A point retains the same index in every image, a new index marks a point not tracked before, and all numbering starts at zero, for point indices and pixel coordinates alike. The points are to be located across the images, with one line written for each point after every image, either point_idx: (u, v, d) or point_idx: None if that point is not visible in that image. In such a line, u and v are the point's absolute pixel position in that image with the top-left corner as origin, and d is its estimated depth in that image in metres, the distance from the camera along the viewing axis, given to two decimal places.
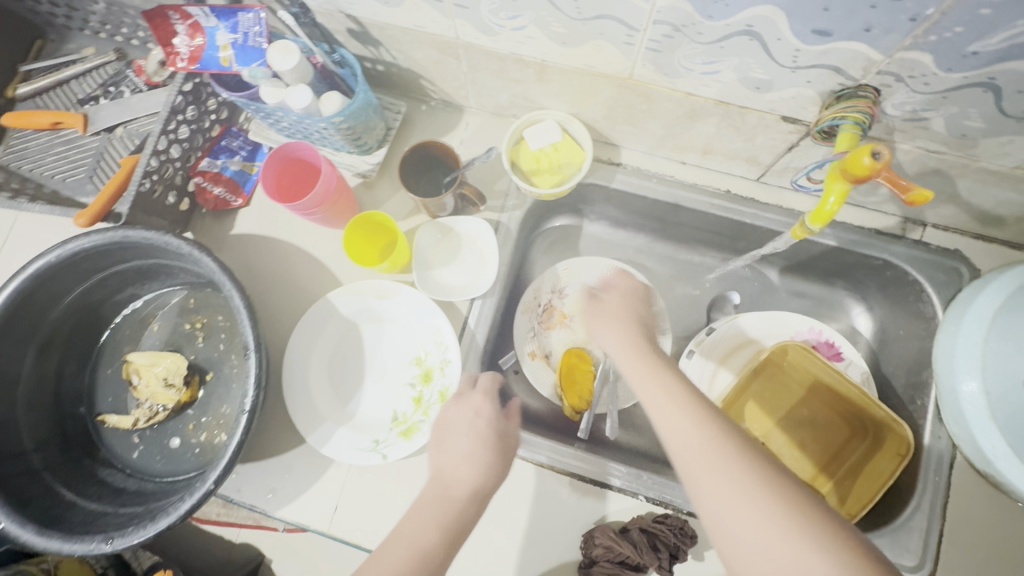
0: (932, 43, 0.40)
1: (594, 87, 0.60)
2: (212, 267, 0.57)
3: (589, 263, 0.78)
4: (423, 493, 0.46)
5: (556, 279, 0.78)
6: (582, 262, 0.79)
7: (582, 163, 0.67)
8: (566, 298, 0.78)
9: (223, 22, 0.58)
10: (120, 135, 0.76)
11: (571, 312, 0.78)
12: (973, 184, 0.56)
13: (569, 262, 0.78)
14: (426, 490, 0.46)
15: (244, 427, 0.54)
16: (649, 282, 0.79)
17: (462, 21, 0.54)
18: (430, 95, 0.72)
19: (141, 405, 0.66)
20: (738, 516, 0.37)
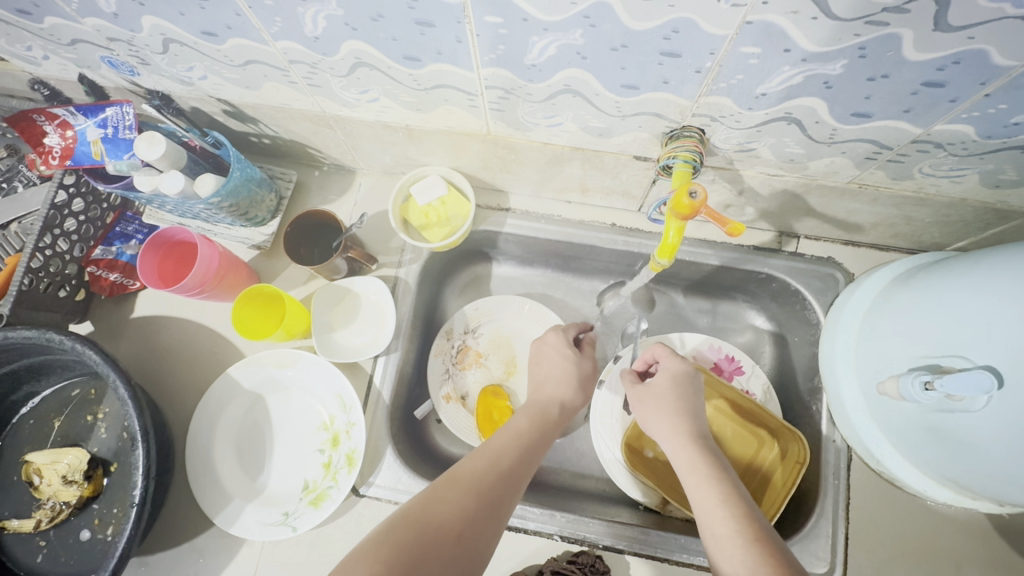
0: (725, 89, 0.43)
1: (463, 144, 0.62)
2: (96, 360, 0.57)
3: (499, 302, 0.79)
4: (427, 509, 0.43)
5: (467, 320, 0.79)
6: (492, 303, 0.79)
7: (468, 214, 0.69)
8: (479, 337, 0.79)
9: (91, 119, 0.59)
10: (14, 231, 0.75)
11: (485, 350, 0.79)
12: (821, 199, 0.59)
13: (483, 302, 0.79)
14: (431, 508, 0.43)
15: (134, 520, 0.54)
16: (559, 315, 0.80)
17: (321, 98, 0.57)
18: (321, 161, 0.74)
19: (43, 505, 0.64)
20: None
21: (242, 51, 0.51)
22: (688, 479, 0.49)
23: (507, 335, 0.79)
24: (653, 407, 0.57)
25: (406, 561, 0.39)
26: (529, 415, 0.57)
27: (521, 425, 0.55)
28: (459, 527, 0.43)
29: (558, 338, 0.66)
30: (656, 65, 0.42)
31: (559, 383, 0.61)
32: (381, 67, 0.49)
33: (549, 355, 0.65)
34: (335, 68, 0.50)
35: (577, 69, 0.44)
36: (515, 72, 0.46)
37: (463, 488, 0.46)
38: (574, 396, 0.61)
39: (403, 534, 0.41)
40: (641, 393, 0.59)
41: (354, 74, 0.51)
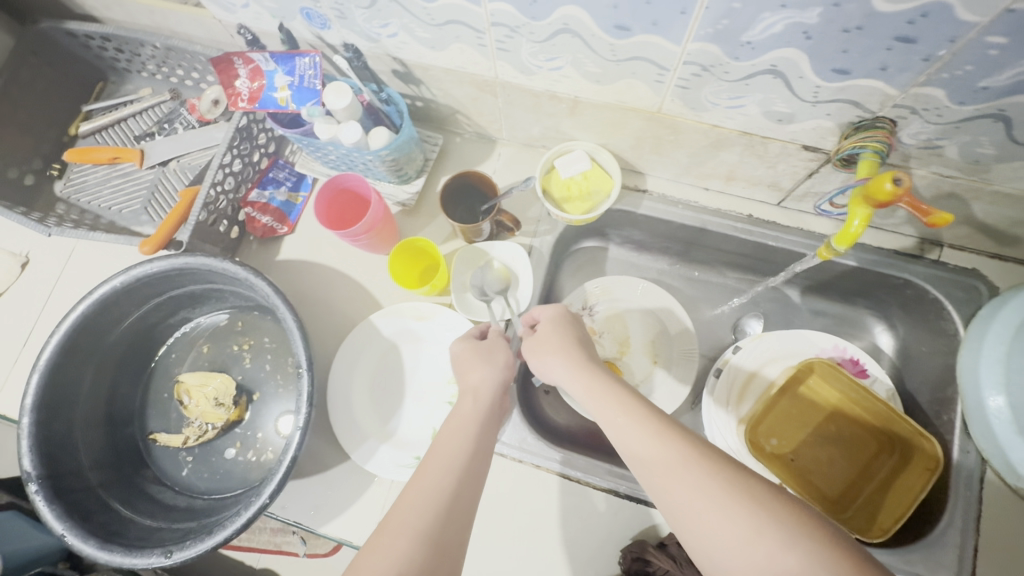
0: (945, 80, 0.43)
1: (623, 120, 0.64)
2: (266, 291, 0.61)
3: (618, 282, 0.81)
4: (391, 515, 0.41)
5: (585, 296, 0.81)
6: (612, 283, 0.81)
7: (610, 190, 0.70)
8: (595, 315, 0.80)
9: (281, 66, 0.63)
10: (174, 168, 0.81)
11: (600, 328, 0.80)
12: (987, 206, 0.59)
13: (603, 281, 0.81)
14: (395, 512, 0.41)
15: (298, 443, 0.57)
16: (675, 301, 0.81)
17: (502, 62, 0.59)
18: (464, 128, 0.77)
19: (192, 424, 0.69)
20: (725, 526, 0.36)
21: (448, 11, 0.53)
22: (609, 409, 0.47)
23: (623, 315, 0.80)
24: (540, 352, 0.57)
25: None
26: (466, 395, 0.54)
27: (454, 414, 0.52)
28: (433, 530, 0.40)
29: (459, 337, 0.61)
30: (882, 50, 0.42)
31: (480, 368, 0.56)
32: (584, 34, 0.51)
33: (459, 356, 0.59)
34: (535, 33, 0.53)
35: (794, 49, 0.45)
36: (724, 48, 0.47)
37: (421, 487, 0.43)
38: (489, 377, 0.56)
39: (380, 549, 0.38)
40: (534, 342, 0.58)
41: (551, 41, 0.53)
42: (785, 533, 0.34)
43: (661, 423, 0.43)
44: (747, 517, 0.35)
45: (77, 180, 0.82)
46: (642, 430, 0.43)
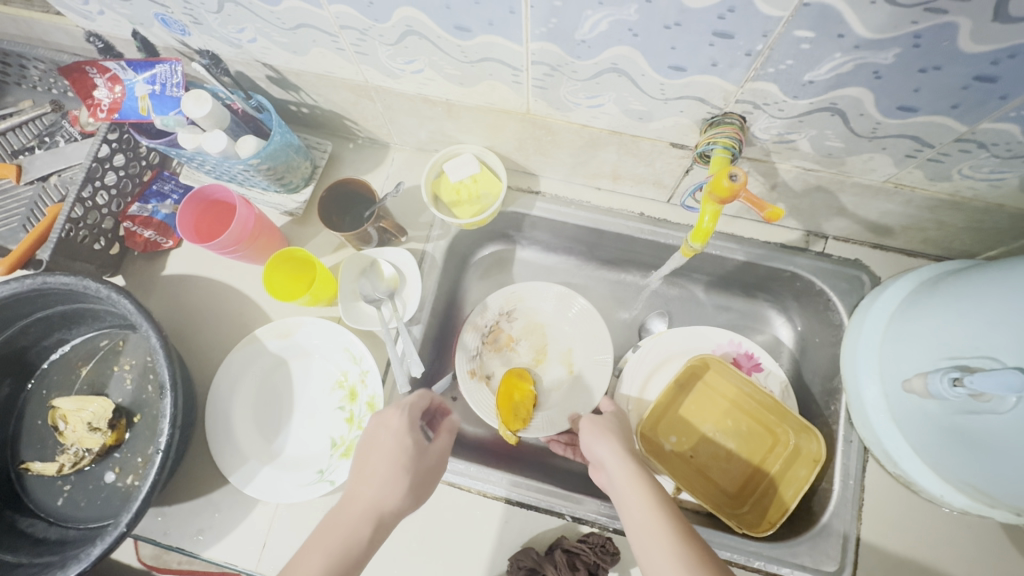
0: (772, 74, 0.44)
1: (500, 123, 0.63)
2: (129, 309, 0.59)
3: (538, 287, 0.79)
4: None
5: (504, 302, 0.78)
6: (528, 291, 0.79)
7: (498, 193, 0.69)
8: (514, 322, 0.79)
9: (140, 74, 0.60)
10: (54, 183, 0.78)
11: (518, 335, 0.79)
12: (854, 198, 0.59)
13: (522, 286, 0.79)
14: None
15: (159, 466, 0.55)
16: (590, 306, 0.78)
17: (366, 66, 0.58)
18: (356, 134, 0.75)
19: (67, 450, 0.65)
20: None
21: (295, 14, 0.52)
22: (629, 502, 0.50)
23: (542, 324, 0.80)
24: (592, 427, 0.59)
25: None
26: (365, 503, 0.49)
27: (336, 520, 0.48)
28: None
29: (382, 415, 0.56)
30: (706, 46, 0.42)
31: (396, 464, 0.52)
32: (431, 36, 0.50)
33: (375, 452, 0.53)
34: (384, 36, 0.51)
35: (626, 47, 0.45)
36: (563, 47, 0.46)
37: None
38: (401, 490, 0.50)
39: None
40: (592, 419, 0.61)
41: (402, 43, 0.52)
42: None
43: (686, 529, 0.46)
44: None
45: None
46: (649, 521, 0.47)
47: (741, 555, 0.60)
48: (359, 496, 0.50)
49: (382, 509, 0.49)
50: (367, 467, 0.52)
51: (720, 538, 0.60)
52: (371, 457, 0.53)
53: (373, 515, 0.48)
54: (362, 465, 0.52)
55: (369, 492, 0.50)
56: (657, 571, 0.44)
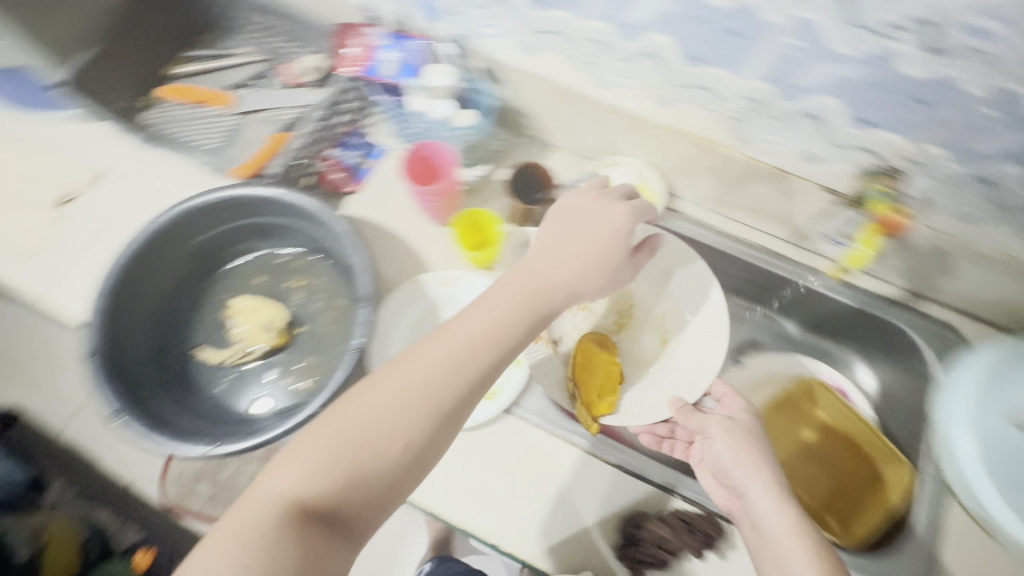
0: (949, 140, 0.55)
1: (672, 143, 0.74)
2: (341, 230, 0.68)
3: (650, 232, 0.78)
4: (334, 429, 0.46)
5: None
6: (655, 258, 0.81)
7: (650, 204, 0.80)
8: None
9: (393, 45, 0.74)
10: (256, 118, 0.88)
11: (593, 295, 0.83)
12: (967, 264, 0.70)
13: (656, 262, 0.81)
14: (342, 427, 0.46)
15: (350, 365, 0.62)
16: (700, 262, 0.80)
17: (584, 74, 0.70)
18: (525, 131, 0.86)
19: (235, 344, 0.73)
20: None
21: (552, 21, 0.64)
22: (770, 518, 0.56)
23: (625, 286, 0.83)
24: (724, 430, 0.65)
25: (337, 476, 0.44)
26: (446, 358, 0.49)
27: (451, 333, 0.51)
28: (447, 410, 0.48)
29: (555, 218, 0.63)
30: (904, 108, 0.53)
31: (521, 313, 0.53)
32: (664, 58, 0.62)
33: (537, 250, 0.59)
34: (621, 52, 0.63)
35: (834, 97, 0.56)
36: (778, 88, 0.58)
37: (431, 386, 0.48)
38: (474, 374, 0.49)
39: (348, 446, 0.45)
40: (725, 423, 0.66)
41: (633, 61, 0.64)
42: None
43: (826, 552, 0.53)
44: None
45: (161, 113, 0.87)
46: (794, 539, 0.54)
47: None
48: (416, 363, 0.49)
49: (527, 294, 0.55)
50: (404, 366, 0.49)
51: None
52: (490, 327, 0.52)
53: (417, 387, 0.48)
54: (431, 347, 0.50)
55: (416, 370, 0.48)
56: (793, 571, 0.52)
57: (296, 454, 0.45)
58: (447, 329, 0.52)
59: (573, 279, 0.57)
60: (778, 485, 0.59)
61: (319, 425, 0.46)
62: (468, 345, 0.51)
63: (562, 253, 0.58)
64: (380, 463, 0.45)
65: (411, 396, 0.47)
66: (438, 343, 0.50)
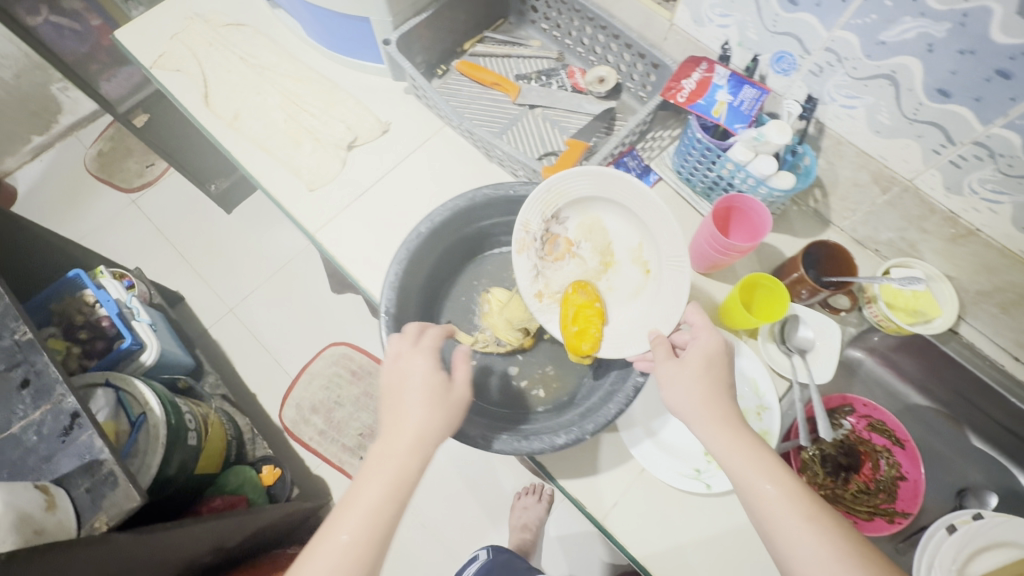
0: None
1: (1001, 267, 0.67)
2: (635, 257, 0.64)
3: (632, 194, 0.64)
4: (353, 518, 0.49)
5: (545, 209, 0.67)
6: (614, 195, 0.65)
7: (935, 318, 0.74)
8: (567, 226, 0.69)
9: (729, 86, 0.70)
10: (538, 114, 0.89)
11: (576, 237, 0.70)
12: None
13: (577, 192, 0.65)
14: (357, 522, 0.49)
15: (626, 400, 0.61)
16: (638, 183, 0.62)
17: (936, 173, 0.65)
18: (810, 202, 0.81)
19: (485, 332, 0.75)
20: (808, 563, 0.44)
21: (942, 115, 0.59)
22: (737, 468, 0.50)
23: (586, 214, 0.69)
24: (676, 372, 0.56)
25: (369, 546, 0.48)
26: (405, 444, 0.53)
27: (383, 450, 0.54)
28: (387, 521, 0.50)
29: (398, 342, 0.61)
30: None
31: (427, 412, 0.56)
32: None
33: (389, 376, 0.59)
34: (1014, 166, 0.58)
35: None
36: None
37: (387, 489, 0.51)
38: (414, 464, 0.53)
39: (368, 536, 0.48)
40: (677, 364, 0.57)
41: (1021, 179, 0.58)
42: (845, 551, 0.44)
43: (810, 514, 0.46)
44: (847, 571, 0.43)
45: (454, 86, 0.91)
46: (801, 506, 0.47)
47: None
48: (380, 454, 0.54)
49: (439, 367, 0.59)
50: (381, 445, 0.54)
51: None
52: (429, 421, 0.55)
53: (378, 464, 0.53)
54: (381, 443, 0.55)
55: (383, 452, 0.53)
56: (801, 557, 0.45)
57: (349, 497, 0.51)
58: (399, 417, 0.56)
59: (446, 429, 0.56)
60: (728, 415, 0.53)
61: (354, 486, 0.52)
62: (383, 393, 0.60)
63: (410, 379, 0.58)
64: (391, 525, 0.50)
65: (393, 493, 0.51)
66: (385, 442, 0.54)
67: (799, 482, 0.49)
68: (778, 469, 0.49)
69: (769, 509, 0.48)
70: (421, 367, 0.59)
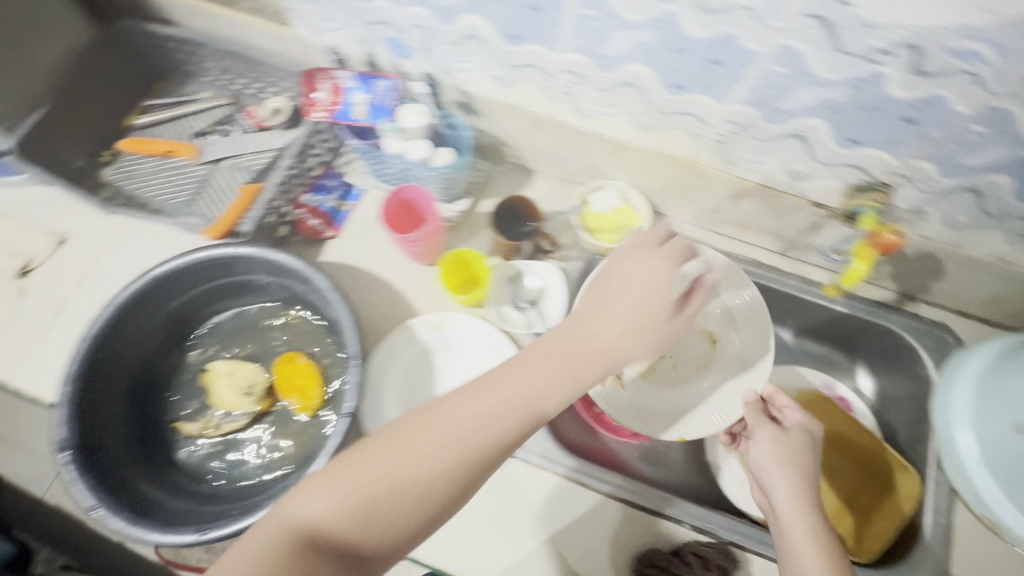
0: (937, 155, 0.54)
1: (658, 165, 0.73)
2: (324, 286, 0.66)
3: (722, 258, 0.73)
4: (318, 516, 0.43)
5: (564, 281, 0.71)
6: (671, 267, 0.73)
7: (638, 226, 0.79)
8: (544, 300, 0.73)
9: (362, 85, 0.69)
10: (226, 166, 0.84)
11: None
12: (958, 267, 0.70)
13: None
14: (301, 531, 0.43)
15: (342, 433, 0.59)
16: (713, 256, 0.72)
17: (562, 104, 0.68)
18: (507, 159, 0.85)
19: (214, 414, 0.70)
20: None
21: (527, 55, 0.62)
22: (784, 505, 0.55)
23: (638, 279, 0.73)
24: (771, 444, 0.59)
25: (343, 541, 0.43)
26: (507, 396, 0.48)
27: (483, 384, 0.49)
28: (398, 495, 0.45)
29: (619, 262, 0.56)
30: (891, 127, 0.52)
31: (619, 325, 0.51)
32: (644, 87, 0.60)
33: (590, 303, 0.54)
34: (600, 83, 0.62)
35: (819, 120, 0.55)
36: (762, 112, 0.57)
37: (438, 454, 0.46)
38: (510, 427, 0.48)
39: (353, 517, 0.43)
40: (773, 433, 0.60)
41: (612, 90, 0.62)
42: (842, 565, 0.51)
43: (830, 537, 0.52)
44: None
45: (126, 168, 0.84)
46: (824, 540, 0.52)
47: None
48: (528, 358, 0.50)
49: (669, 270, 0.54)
50: (526, 368, 0.49)
51: None
52: (546, 375, 0.49)
53: (496, 379, 0.49)
54: (596, 320, 0.52)
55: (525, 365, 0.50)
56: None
57: (451, 401, 0.48)
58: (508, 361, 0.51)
59: (608, 353, 0.51)
60: (803, 491, 0.56)
61: (466, 390, 0.49)
62: (579, 310, 0.54)
63: (631, 283, 0.54)
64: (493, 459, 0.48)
65: (474, 436, 0.47)
66: (539, 368, 0.49)
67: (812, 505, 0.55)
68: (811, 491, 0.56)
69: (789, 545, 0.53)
70: (652, 277, 0.53)
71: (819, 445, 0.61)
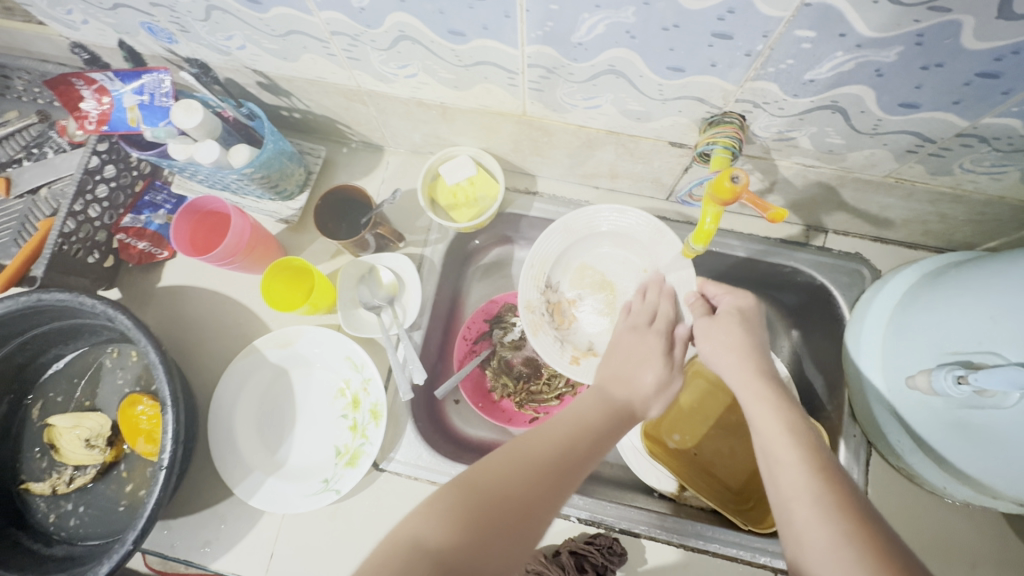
0: (772, 74, 0.43)
1: (496, 125, 0.62)
2: (126, 325, 0.57)
3: (599, 216, 0.68)
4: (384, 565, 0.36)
5: (535, 282, 0.67)
6: (560, 238, 0.68)
7: (496, 195, 0.68)
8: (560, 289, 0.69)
9: (128, 84, 0.59)
10: (44, 196, 0.73)
11: (574, 292, 0.70)
12: (855, 192, 0.60)
13: (544, 250, 0.68)
14: None
15: (163, 483, 0.54)
16: (592, 209, 0.68)
17: (358, 72, 0.57)
18: (350, 138, 0.75)
19: (62, 470, 0.66)
20: (820, 536, 0.39)
21: (285, 21, 0.51)
22: (761, 436, 0.48)
23: (562, 267, 0.70)
24: (724, 349, 0.55)
25: None
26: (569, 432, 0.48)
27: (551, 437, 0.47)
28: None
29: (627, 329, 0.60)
30: (705, 47, 0.41)
31: (634, 381, 0.55)
32: (424, 40, 0.49)
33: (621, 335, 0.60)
34: (376, 41, 0.50)
35: (623, 49, 0.44)
36: (560, 51, 0.46)
37: (508, 479, 0.42)
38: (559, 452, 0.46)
39: None
40: (706, 325, 0.58)
41: (395, 48, 0.51)
42: (838, 503, 0.41)
43: (806, 459, 0.44)
44: (824, 507, 0.40)
45: None
46: (815, 520, 0.40)
47: (748, 551, 0.60)
48: (530, 436, 0.47)
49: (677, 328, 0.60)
50: (532, 437, 0.47)
51: (723, 535, 0.60)
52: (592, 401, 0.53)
53: (518, 462, 0.44)
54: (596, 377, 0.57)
55: (543, 453, 0.45)
56: (808, 533, 0.40)
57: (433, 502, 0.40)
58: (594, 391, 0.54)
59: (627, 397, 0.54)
60: (784, 407, 0.49)
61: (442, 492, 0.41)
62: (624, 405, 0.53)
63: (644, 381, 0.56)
64: (517, 556, 0.39)
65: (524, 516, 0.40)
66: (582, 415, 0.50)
67: (794, 427, 0.47)
68: (767, 409, 0.49)
69: (779, 490, 0.44)
70: (726, 339, 0.56)
71: (758, 315, 0.58)
